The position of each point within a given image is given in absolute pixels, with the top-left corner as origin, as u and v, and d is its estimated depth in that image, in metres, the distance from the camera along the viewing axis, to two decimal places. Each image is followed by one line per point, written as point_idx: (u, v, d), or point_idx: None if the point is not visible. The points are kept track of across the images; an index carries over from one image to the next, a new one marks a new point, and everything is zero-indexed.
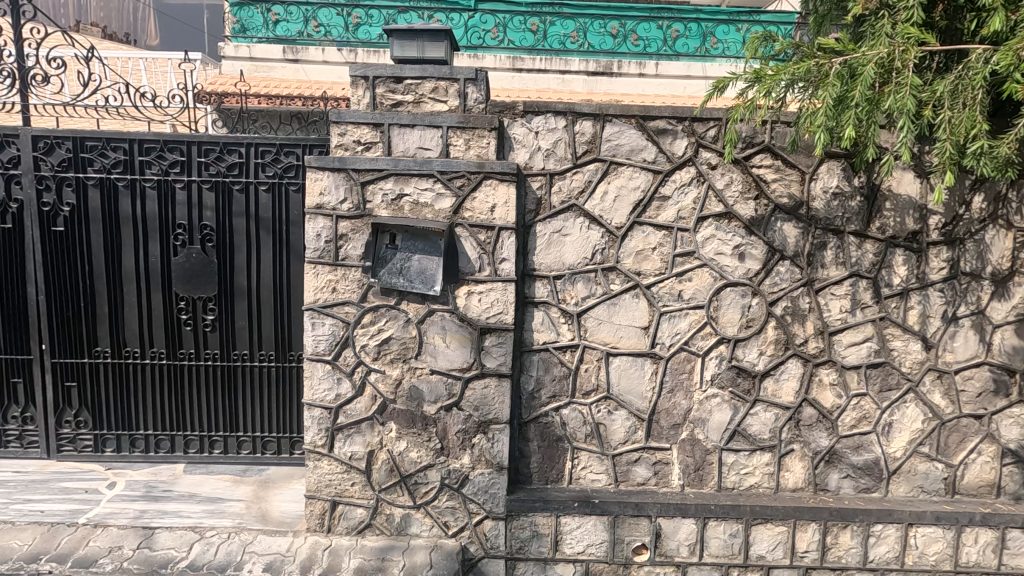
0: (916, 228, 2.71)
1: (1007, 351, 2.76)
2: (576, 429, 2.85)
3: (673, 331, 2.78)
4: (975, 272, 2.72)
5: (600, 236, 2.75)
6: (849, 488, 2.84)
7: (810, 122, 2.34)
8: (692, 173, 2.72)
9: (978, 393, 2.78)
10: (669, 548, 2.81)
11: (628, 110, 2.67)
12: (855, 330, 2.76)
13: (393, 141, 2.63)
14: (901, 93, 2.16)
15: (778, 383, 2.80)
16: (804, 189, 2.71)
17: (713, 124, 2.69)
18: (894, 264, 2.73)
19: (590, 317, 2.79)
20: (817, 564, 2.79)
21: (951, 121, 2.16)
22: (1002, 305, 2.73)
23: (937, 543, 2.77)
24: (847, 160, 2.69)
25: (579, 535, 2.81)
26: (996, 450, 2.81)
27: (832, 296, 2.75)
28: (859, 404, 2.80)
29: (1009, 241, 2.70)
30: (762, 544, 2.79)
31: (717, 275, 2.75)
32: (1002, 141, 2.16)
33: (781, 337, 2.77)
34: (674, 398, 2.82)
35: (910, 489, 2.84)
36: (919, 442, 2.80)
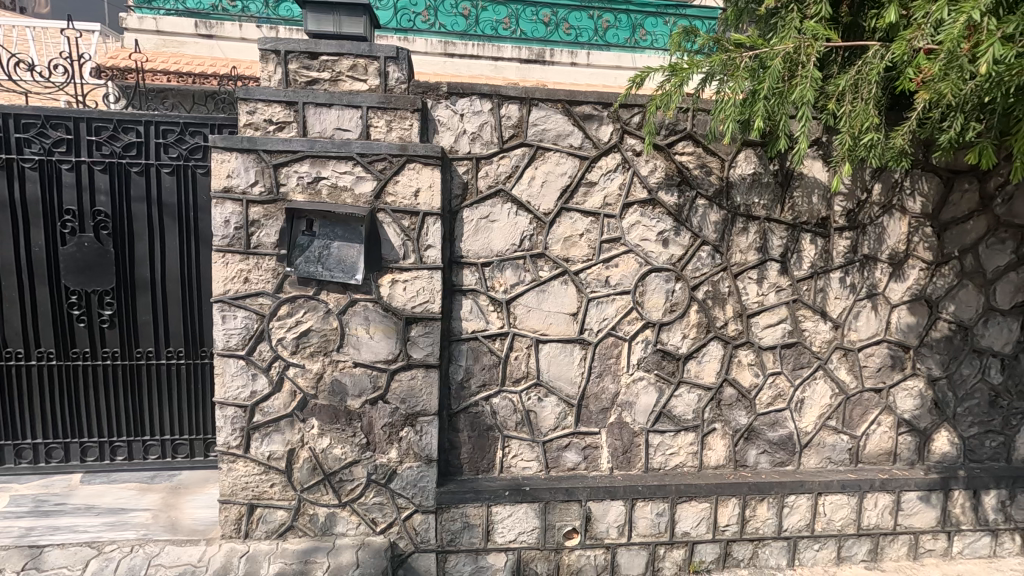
0: (824, 214, 2.85)
1: (903, 328, 2.96)
2: (506, 418, 2.83)
3: (601, 317, 2.81)
4: (876, 255, 2.91)
5: (527, 222, 2.72)
6: (766, 463, 2.98)
7: (724, 113, 2.41)
8: (617, 160, 2.73)
9: (878, 367, 2.98)
10: (599, 530, 2.85)
11: (553, 95, 2.64)
12: (770, 311, 2.89)
13: (309, 121, 2.47)
14: (805, 86, 2.25)
15: (700, 365, 2.89)
16: (723, 175, 2.79)
17: (637, 111, 2.71)
18: (805, 249, 2.87)
19: (520, 305, 2.76)
20: (737, 537, 2.92)
21: (850, 114, 2.27)
22: (898, 286, 2.94)
23: (843, 509, 2.96)
24: (762, 148, 2.79)
25: (510, 523, 2.80)
26: (893, 420, 3.02)
27: (750, 280, 2.87)
28: (775, 382, 2.94)
29: (905, 227, 2.89)
30: (686, 521, 2.88)
31: (642, 261, 2.80)
32: (898, 132, 2.27)
33: (703, 320, 2.86)
34: (603, 382, 2.85)
35: (820, 461, 3.01)
36: (827, 417, 2.98)
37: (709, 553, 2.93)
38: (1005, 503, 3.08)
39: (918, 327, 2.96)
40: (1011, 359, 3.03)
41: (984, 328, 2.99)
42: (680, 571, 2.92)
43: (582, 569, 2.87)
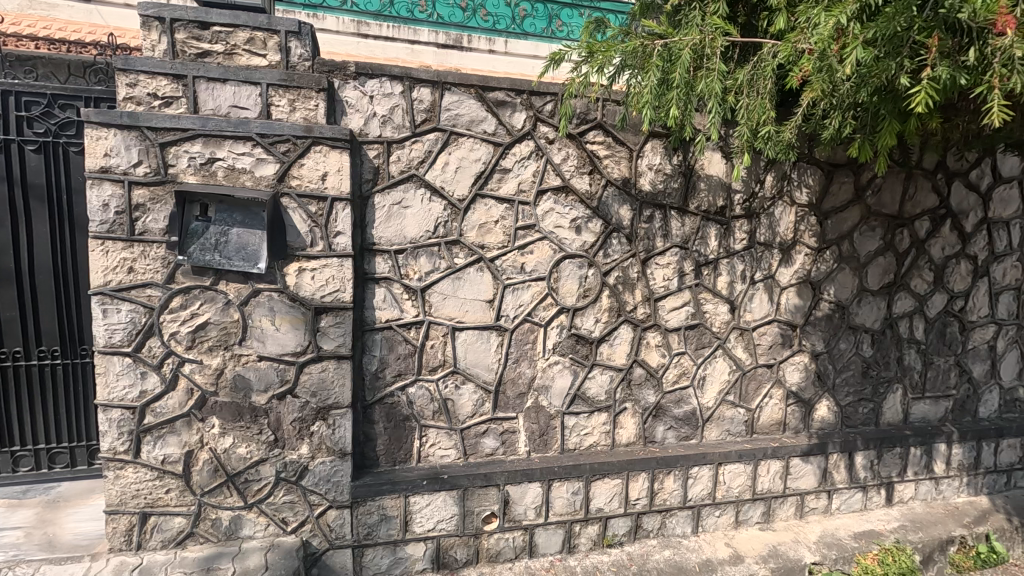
0: (723, 203, 3.04)
1: (791, 308, 3.23)
2: (423, 407, 2.79)
3: (517, 303, 2.83)
4: (767, 242, 3.14)
5: (442, 209, 2.68)
6: (672, 438, 3.16)
7: (638, 102, 2.46)
8: (531, 147, 2.76)
9: (769, 345, 3.24)
10: (517, 513, 2.90)
11: (466, 80, 2.61)
12: (676, 295, 3.05)
13: (200, 97, 2.28)
14: (710, 78, 2.36)
15: (612, 348, 3.00)
16: (632, 165, 2.90)
17: (550, 99, 2.75)
18: (706, 235, 3.05)
19: (435, 293, 2.73)
20: (647, 509, 3.08)
21: (748, 107, 2.41)
22: (787, 270, 3.20)
23: (740, 477, 3.20)
24: (667, 139, 2.92)
25: (428, 512, 2.78)
26: (783, 393, 3.30)
27: (657, 266, 3.01)
28: (680, 361, 3.11)
29: (793, 216, 3.14)
30: (600, 498, 3.00)
31: (556, 248, 2.85)
32: (786, 127, 2.46)
33: (614, 305, 2.97)
34: (519, 367, 2.88)
35: (720, 433, 3.24)
36: (726, 392, 3.20)
37: (621, 527, 3.07)
38: (874, 462, 3.44)
39: (803, 307, 3.24)
40: (879, 334, 3.39)
41: (858, 307, 3.32)
42: (594, 546, 3.04)
43: (501, 552, 2.91)
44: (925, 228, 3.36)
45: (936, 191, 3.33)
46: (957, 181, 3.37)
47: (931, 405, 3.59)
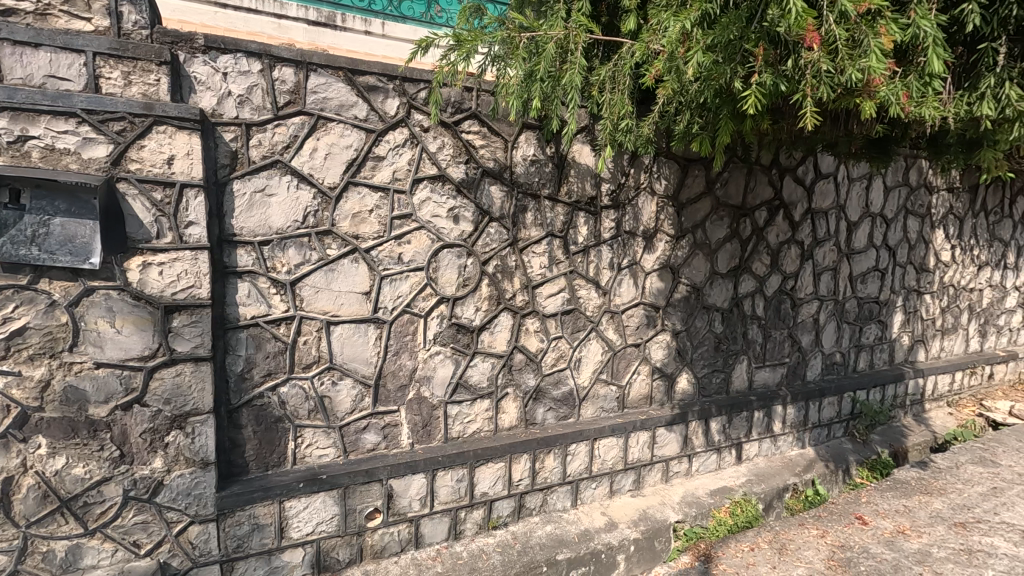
0: (593, 194, 3.20)
1: (654, 292, 3.51)
2: (297, 407, 2.65)
3: (395, 294, 2.78)
4: (633, 230, 3.37)
5: (310, 197, 2.54)
6: (551, 418, 3.31)
7: (507, 93, 2.52)
8: (405, 135, 2.70)
9: (637, 326, 3.50)
10: (401, 506, 2.86)
11: (333, 61, 2.49)
12: (551, 282, 3.18)
13: (4, 62, 1.94)
14: (574, 72, 2.47)
15: (492, 335, 3.06)
16: (507, 156, 2.95)
17: (424, 86, 2.71)
18: (579, 225, 3.21)
19: (306, 286, 2.59)
20: (529, 488, 3.20)
21: (611, 103, 2.56)
22: (650, 256, 3.46)
23: (613, 449, 3.43)
24: (539, 131, 3.01)
25: (306, 516, 2.65)
26: (649, 369, 3.59)
27: (533, 254, 3.10)
28: (557, 345, 3.26)
29: (654, 206, 3.40)
30: (484, 482, 3.06)
31: (434, 237, 2.83)
32: (644, 123, 2.65)
33: (493, 293, 3.02)
34: (399, 359, 2.84)
35: (595, 410, 3.44)
36: (600, 371, 3.41)
37: (505, 508, 3.16)
38: (725, 426, 3.86)
39: (665, 290, 3.54)
40: (728, 312, 3.80)
41: (711, 288, 3.70)
42: (480, 529, 3.10)
43: (386, 547, 2.86)
44: (763, 218, 3.81)
45: (771, 184, 3.78)
46: (788, 176, 3.85)
47: (770, 372, 4.10)
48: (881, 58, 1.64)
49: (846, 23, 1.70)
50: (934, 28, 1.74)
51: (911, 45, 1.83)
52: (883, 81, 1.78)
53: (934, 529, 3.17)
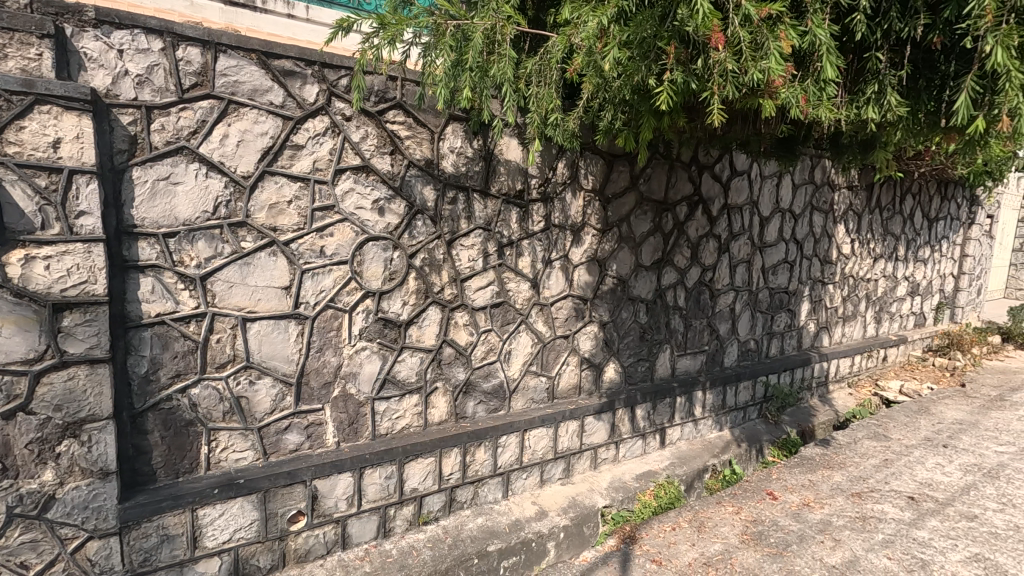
0: (521, 187, 3.22)
1: (582, 284, 3.59)
2: (210, 409, 2.50)
3: (317, 289, 2.68)
4: (561, 223, 3.42)
5: (222, 186, 2.39)
6: (482, 412, 3.31)
7: (434, 81, 2.47)
8: (326, 123, 2.60)
9: (566, 318, 3.56)
10: (326, 507, 2.78)
11: (245, 43, 2.36)
12: (481, 276, 3.17)
13: None
14: (502, 63, 2.45)
15: (421, 329, 3.02)
16: (434, 147, 2.91)
17: (345, 73, 2.62)
18: (507, 218, 3.21)
19: (219, 281, 2.44)
20: (460, 482, 3.19)
21: (538, 96, 2.56)
22: (578, 249, 3.53)
23: (543, 440, 3.49)
24: (467, 123, 2.99)
25: (221, 523, 2.52)
26: (577, 359, 3.66)
27: (462, 247, 3.08)
28: (487, 338, 3.26)
29: (581, 200, 3.47)
30: (414, 478, 3.02)
31: (358, 230, 2.75)
32: (570, 117, 2.68)
33: (421, 287, 2.98)
34: (323, 356, 2.74)
35: (525, 402, 3.48)
36: (530, 363, 3.45)
37: (436, 503, 3.14)
38: (650, 412, 4.01)
39: (592, 282, 3.62)
40: (652, 303, 3.95)
41: (636, 280, 3.82)
42: (410, 526, 3.06)
43: (310, 550, 2.77)
44: (684, 213, 3.97)
45: (691, 180, 3.95)
46: (706, 173, 4.04)
47: (691, 360, 4.30)
48: (779, 61, 1.75)
49: (750, 27, 1.80)
50: (827, 36, 1.88)
51: (808, 51, 1.97)
52: (783, 83, 1.90)
53: (834, 500, 3.45)
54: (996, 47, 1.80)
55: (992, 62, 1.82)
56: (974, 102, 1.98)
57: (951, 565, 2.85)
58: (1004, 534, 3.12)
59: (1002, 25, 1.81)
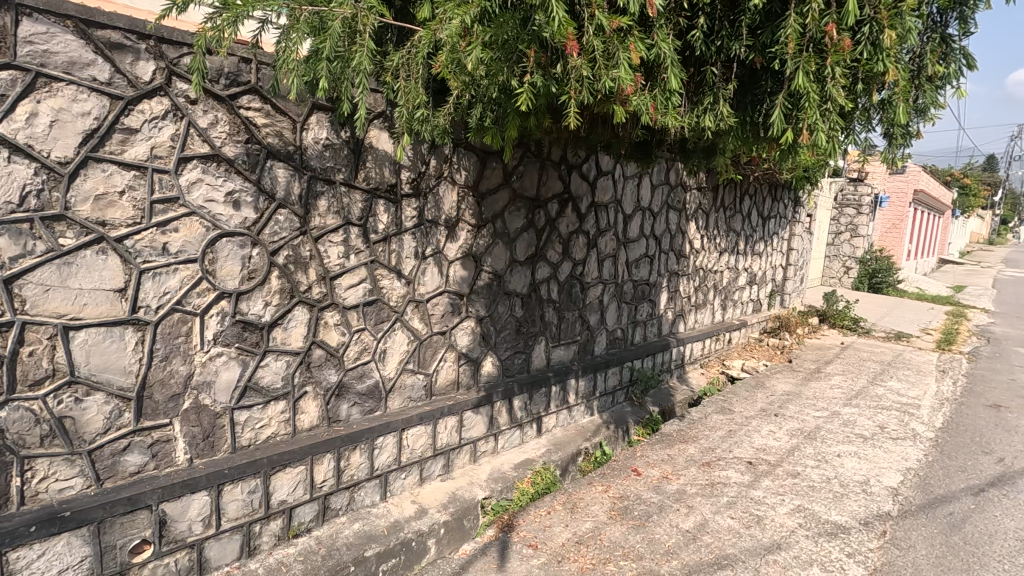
0: (393, 181, 3.14)
1: (458, 280, 3.60)
2: (23, 434, 2.13)
3: (160, 290, 2.40)
4: (435, 219, 3.39)
5: (31, 173, 2.04)
6: (356, 414, 3.19)
7: (287, 68, 2.33)
8: (166, 105, 2.33)
9: (442, 314, 3.55)
10: (178, 532, 2.51)
11: (58, 8, 2.04)
12: (351, 273, 3.05)
13: None
14: (363, 54, 2.37)
15: (286, 331, 2.83)
16: (296, 137, 2.73)
17: (187, 51, 2.36)
18: (379, 212, 3.12)
19: (31, 284, 2.09)
20: (334, 489, 3.06)
21: (404, 90, 2.52)
22: (453, 245, 3.53)
23: (422, 438, 3.45)
24: (332, 113, 2.85)
25: (42, 565, 2.17)
26: (455, 355, 3.67)
27: (330, 243, 2.94)
28: (360, 338, 3.15)
29: (455, 195, 3.47)
30: (282, 490, 2.83)
31: (209, 225, 2.51)
32: (438, 113, 2.67)
33: (285, 286, 2.79)
34: (170, 365, 2.46)
35: (403, 401, 3.42)
36: (406, 361, 3.39)
37: (307, 513, 2.97)
38: (527, 403, 4.14)
39: (467, 277, 3.65)
40: (526, 296, 4.08)
41: (511, 275, 3.91)
42: (278, 541, 2.87)
43: None
44: (555, 209, 4.14)
45: (561, 178, 4.13)
46: (575, 172, 4.24)
47: (565, 350, 4.52)
48: (628, 71, 1.89)
49: (604, 37, 1.92)
50: (671, 50, 2.07)
51: (655, 63, 2.14)
52: (633, 92, 2.05)
53: (688, 471, 3.83)
54: (800, 71, 2.13)
55: (797, 84, 2.15)
56: (785, 117, 2.31)
57: (779, 518, 3.30)
58: (819, 486, 3.68)
59: (804, 53, 2.15)
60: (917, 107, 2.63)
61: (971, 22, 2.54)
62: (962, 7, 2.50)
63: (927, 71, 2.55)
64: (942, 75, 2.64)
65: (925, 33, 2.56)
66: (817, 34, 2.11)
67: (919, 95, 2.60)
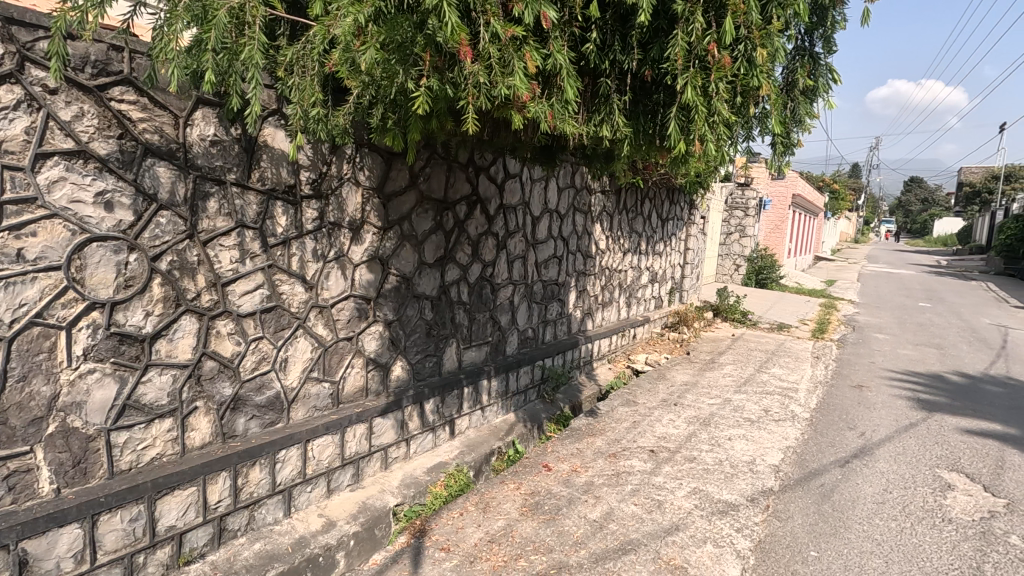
0: (291, 182, 3.00)
1: (364, 283, 3.50)
2: None
3: (15, 302, 2.13)
4: (338, 221, 3.28)
5: None
6: (255, 427, 3.01)
7: (166, 58, 2.15)
8: (19, 95, 2.08)
9: (348, 319, 3.45)
10: (43, 571, 2.24)
11: None
12: (246, 279, 2.88)
13: None
14: (253, 47, 2.24)
15: (171, 343, 2.62)
16: (179, 133, 2.53)
17: (45, 35, 2.12)
18: (276, 214, 2.97)
19: None
20: (231, 509, 2.87)
21: (300, 87, 2.41)
22: (358, 248, 3.43)
23: (328, 448, 3.33)
24: (220, 108, 2.67)
25: None
26: (363, 361, 3.58)
27: (221, 247, 2.76)
28: (258, 347, 2.98)
29: (360, 197, 3.38)
30: (170, 514, 2.62)
31: (76, 228, 2.27)
32: (339, 112, 2.57)
33: (169, 294, 2.58)
34: (29, 386, 2.20)
35: (306, 411, 3.27)
36: (310, 369, 3.25)
37: (201, 538, 2.76)
38: (439, 405, 4.12)
39: (374, 281, 3.56)
40: (437, 299, 4.05)
41: (420, 278, 3.87)
42: (166, 571, 2.64)
43: None
44: (464, 211, 4.15)
45: (469, 181, 4.14)
46: (483, 175, 4.28)
47: (477, 351, 4.54)
48: (522, 80, 1.97)
49: (499, 44, 1.97)
50: (565, 60, 2.16)
51: (551, 72, 2.23)
52: (530, 99, 2.12)
53: (595, 462, 3.99)
54: (688, 86, 2.29)
55: (687, 97, 2.31)
56: (681, 129, 2.48)
57: (677, 501, 3.53)
58: (712, 468, 3.98)
59: (690, 69, 2.32)
60: (792, 118, 2.90)
61: (833, 42, 2.85)
62: (823, 28, 2.80)
63: (798, 85, 2.83)
64: (812, 88, 2.94)
65: (794, 51, 2.84)
66: (701, 52, 2.30)
67: (794, 107, 2.86)
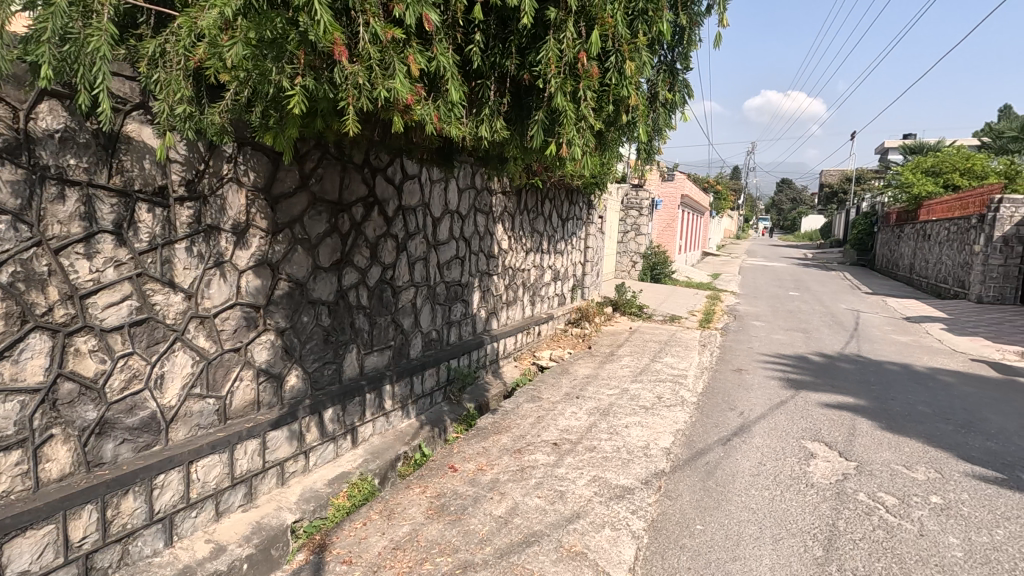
0: (161, 182, 2.77)
1: (251, 290, 3.31)
2: None
3: None
4: (218, 224, 3.07)
5: None
6: (127, 452, 2.74)
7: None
8: None
9: (233, 329, 3.23)
10: None
11: None
12: (110, 289, 2.61)
13: None
14: (99, 36, 2.02)
15: (18, 365, 2.31)
16: (18, 128, 2.24)
17: None
18: (144, 218, 2.72)
19: None
20: (99, 545, 2.59)
21: (164, 82, 2.23)
22: (243, 253, 3.23)
23: (215, 468, 3.10)
24: (71, 101, 2.40)
25: None
26: (252, 372, 3.37)
27: (78, 255, 2.48)
28: (127, 364, 2.72)
29: (243, 199, 3.18)
30: (21, 559, 2.31)
31: None
32: (213, 110, 2.38)
33: (12, 309, 2.28)
34: None
35: (189, 430, 3.02)
36: (191, 385, 3.01)
37: None
38: (339, 414, 3.98)
39: (263, 287, 3.37)
40: (333, 304, 3.91)
41: (314, 283, 3.71)
42: None
43: None
44: (360, 213, 4.03)
45: (364, 181, 4.03)
46: (379, 176, 4.19)
47: (378, 356, 4.44)
48: (402, 84, 1.98)
49: (379, 46, 1.96)
50: (449, 65, 2.19)
51: (436, 75, 2.24)
52: (415, 102, 2.12)
53: (501, 459, 4.06)
54: (557, 91, 2.40)
55: (554, 101, 2.43)
56: (545, 131, 2.60)
57: (578, 490, 3.68)
58: (611, 455, 4.20)
59: (561, 75, 2.42)
60: (655, 128, 3.14)
61: (690, 60, 3.11)
62: (682, 47, 3.05)
63: (660, 97, 3.04)
64: (673, 102, 3.21)
65: (656, 66, 3.05)
66: (571, 59, 2.41)
67: (655, 118, 3.08)
